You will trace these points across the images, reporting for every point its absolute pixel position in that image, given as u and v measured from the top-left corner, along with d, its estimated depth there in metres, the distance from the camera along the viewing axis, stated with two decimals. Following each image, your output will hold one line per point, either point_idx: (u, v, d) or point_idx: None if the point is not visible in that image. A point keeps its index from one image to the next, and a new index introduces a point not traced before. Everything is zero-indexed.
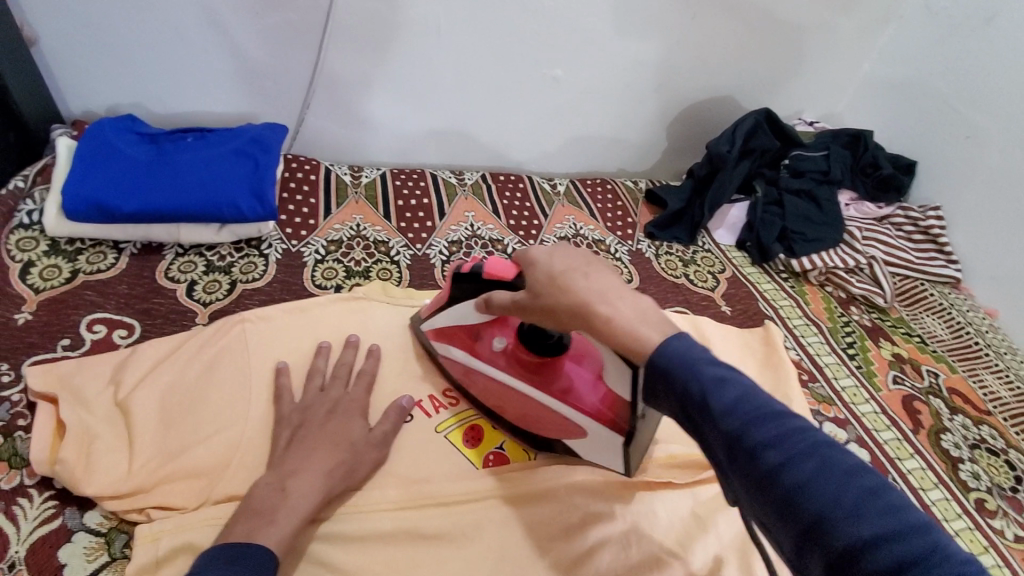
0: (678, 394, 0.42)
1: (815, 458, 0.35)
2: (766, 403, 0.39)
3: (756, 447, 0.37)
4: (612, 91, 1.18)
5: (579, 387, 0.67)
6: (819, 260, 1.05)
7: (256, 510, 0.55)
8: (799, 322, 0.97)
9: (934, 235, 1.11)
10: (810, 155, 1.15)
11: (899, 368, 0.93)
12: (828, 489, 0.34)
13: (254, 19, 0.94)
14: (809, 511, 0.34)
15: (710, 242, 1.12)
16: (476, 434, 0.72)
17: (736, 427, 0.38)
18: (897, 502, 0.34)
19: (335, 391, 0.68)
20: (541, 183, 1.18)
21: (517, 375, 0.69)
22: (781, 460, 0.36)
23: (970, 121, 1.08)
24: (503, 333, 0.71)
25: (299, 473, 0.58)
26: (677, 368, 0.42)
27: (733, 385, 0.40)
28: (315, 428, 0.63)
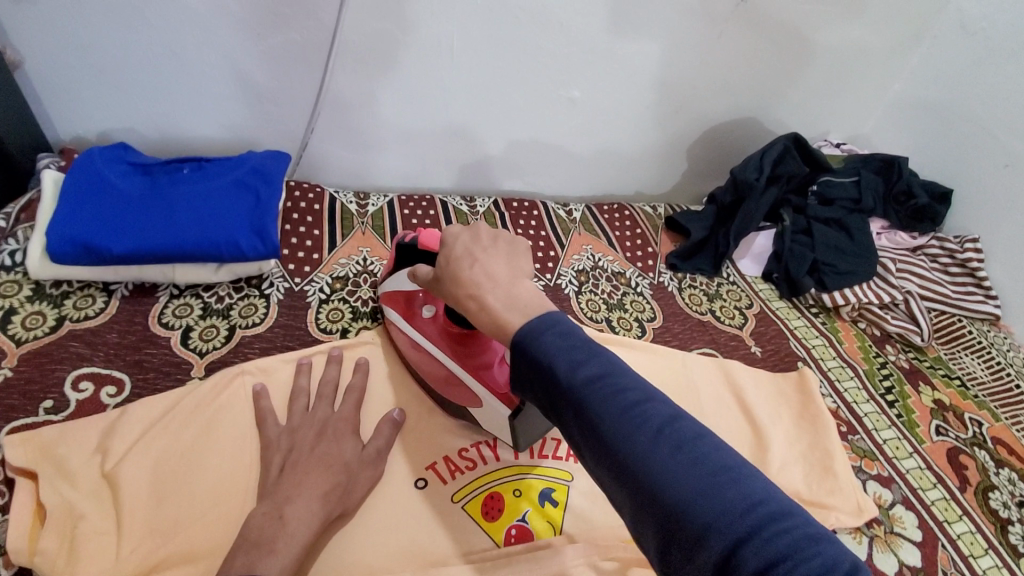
0: (533, 367, 0.44)
1: (644, 424, 0.38)
2: (602, 367, 0.42)
3: (596, 414, 0.39)
4: (631, 112, 1.12)
5: (493, 363, 0.67)
6: (851, 295, 0.99)
7: (254, 542, 0.50)
8: (834, 364, 0.92)
9: (972, 268, 1.04)
10: (839, 181, 1.10)
11: (941, 417, 0.87)
12: (651, 448, 0.37)
13: (254, 40, 0.88)
14: (636, 473, 0.37)
15: (734, 274, 1.07)
16: (497, 503, 0.66)
17: (578, 395, 0.41)
18: (709, 452, 0.37)
19: (324, 410, 0.65)
20: (556, 209, 1.12)
21: (437, 343, 0.70)
22: (614, 428, 0.38)
23: (1008, 147, 1.02)
24: (434, 302, 0.73)
25: (296, 499, 0.54)
26: (533, 344, 0.44)
27: (578, 355, 0.42)
28: (306, 450, 0.59)
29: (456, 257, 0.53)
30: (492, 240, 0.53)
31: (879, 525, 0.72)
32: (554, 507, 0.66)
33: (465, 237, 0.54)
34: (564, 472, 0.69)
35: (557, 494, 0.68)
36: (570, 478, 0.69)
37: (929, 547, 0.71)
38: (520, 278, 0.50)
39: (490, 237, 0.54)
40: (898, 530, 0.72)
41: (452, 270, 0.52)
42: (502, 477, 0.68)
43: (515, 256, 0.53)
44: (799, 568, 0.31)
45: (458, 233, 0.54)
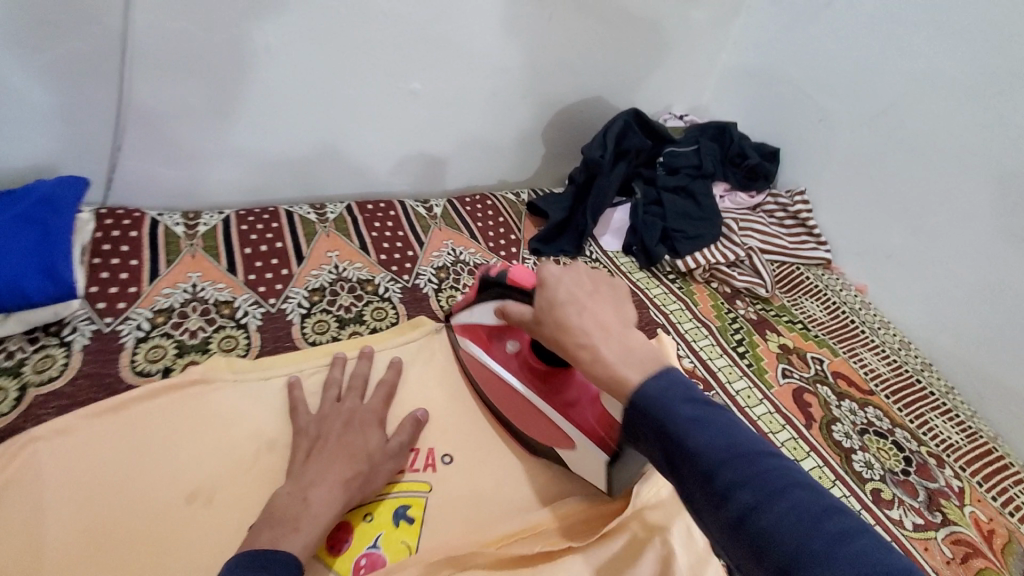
0: (654, 430, 0.44)
1: (789, 503, 0.37)
2: (735, 438, 0.41)
3: (728, 486, 0.39)
4: (476, 100, 1.10)
5: (582, 403, 0.65)
6: (700, 258, 1.04)
7: (278, 519, 0.54)
8: (690, 326, 0.97)
9: (803, 218, 1.12)
10: (681, 150, 1.15)
11: (787, 360, 0.93)
12: (799, 531, 0.36)
13: (33, 55, 0.77)
14: (781, 559, 0.36)
15: (598, 251, 1.09)
16: (345, 534, 0.61)
17: (709, 463, 0.40)
18: (880, 550, 0.34)
19: (353, 401, 0.69)
20: (415, 206, 1.07)
21: (524, 380, 0.69)
22: (751, 502, 0.38)
23: (820, 103, 1.10)
24: (517, 336, 0.71)
25: (319, 485, 0.58)
26: (648, 403, 0.44)
27: (703, 417, 0.42)
28: (334, 438, 0.63)
29: (563, 303, 0.54)
30: (597, 288, 0.55)
31: None
32: (411, 525, 0.63)
33: (569, 281, 0.55)
34: (423, 485, 0.67)
35: (414, 511, 0.65)
36: (430, 489, 0.67)
37: None
38: (630, 329, 0.51)
39: (596, 287, 0.55)
40: None
41: (556, 317, 0.53)
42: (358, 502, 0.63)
43: (622, 304, 0.54)
44: None
45: (560, 276, 0.55)
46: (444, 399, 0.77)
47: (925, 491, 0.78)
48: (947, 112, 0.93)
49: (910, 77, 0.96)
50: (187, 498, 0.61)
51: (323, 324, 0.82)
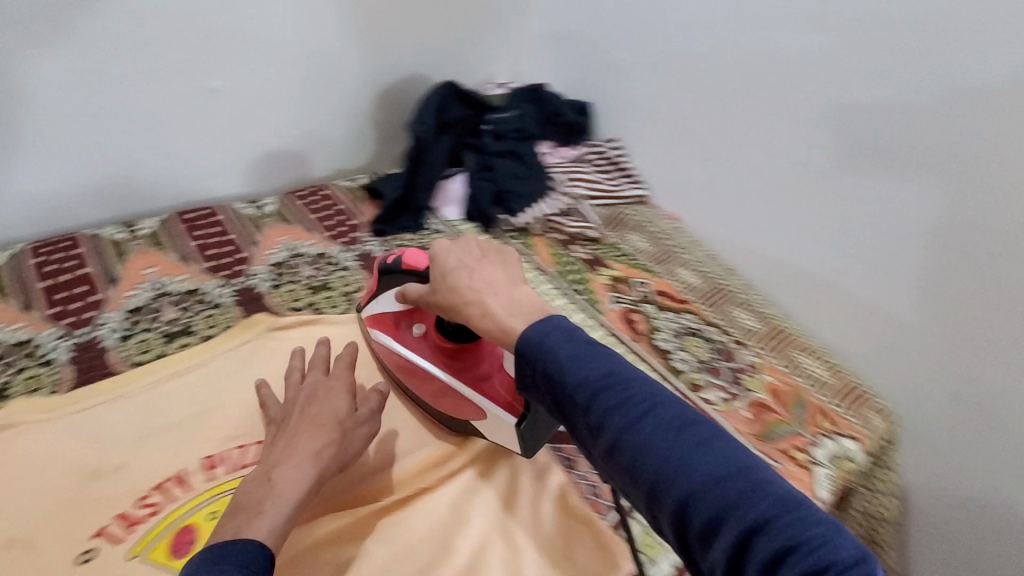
0: (541, 374, 0.46)
1: (652, 420, 0.41)
2: (610, 369, 0.44)
3: (604, 415, 0.42)
4: (287, 91, 1.08)
5: (493, 374, 0.66)
6: (534, 213, 1.11)
7: (242, 507, 0.52)
8: (530, 275, 1.02)
9: (620, 163, 1.21)
10: (503, 116, 1.19)
11: (615, 288, 1.02)
12: (665, 444, 0.40)
13: None
14: (648, 468, 0.40)
15: (440, 223, 1.11)
16: (191, 535, 0.60)
17: (588, 397, 0.43)
18: (729, 447, 0.40)
19: (315, 377, 0.67)
20: (244, 209, 1.05)
21: (434, 361, 0.69)
22: (624, 424, 0.41)
23: (617, 56, 1.19)
24: (423, 320, 0.71)
25: (285, 462, 0.56)
26: (540, 350, 0.46)
27: (583, 355, 0.45)
28: (298, 415, 0.61)
29: (454, 271, 0.56)
30: (484, 254, 0.58)
31: None
32: None
33: (459, 251, 0.58)
34: None
35: None
36: None
37: None
38: (519, 284, 0.55)
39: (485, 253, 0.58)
40: None
41: (449, 283, 0.56)
42: (204, 499, 0.63)
43: (510, 265, 0.57)
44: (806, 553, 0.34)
45: (449, 247, 0.58)
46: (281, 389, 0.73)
47: (728, 371, 0.90)
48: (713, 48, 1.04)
49: (680, 23, 1.08)
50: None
51: (146, 343, 0.80)
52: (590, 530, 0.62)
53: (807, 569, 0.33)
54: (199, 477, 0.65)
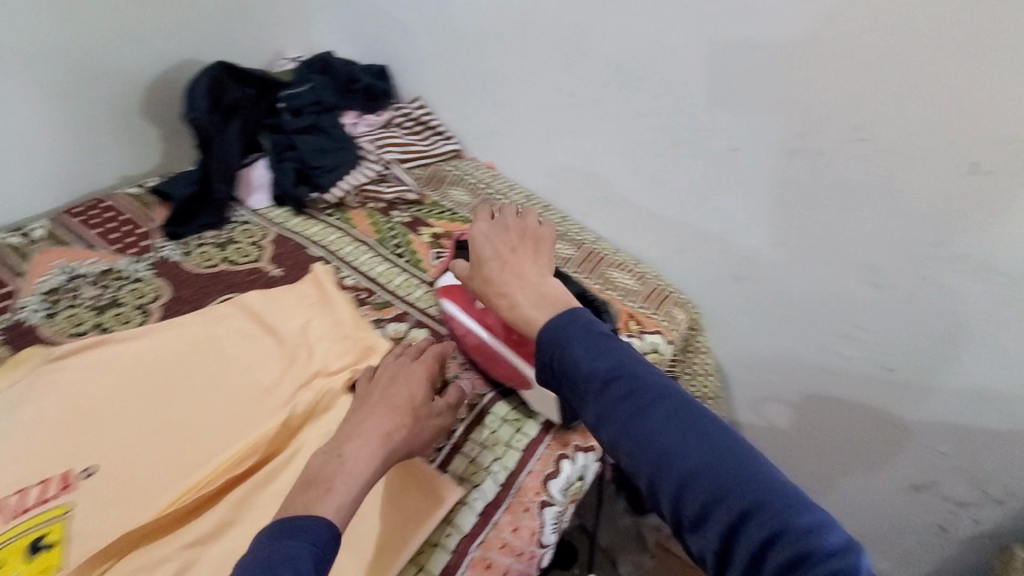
0: (559, 365, 0.52)
1: (659, 408, 0.48)
2: (620, 364, 0.50)
3: (613, 401, 0.49)
4: (27, 99, 0.94)
5: None
6: (346, 184, 1.08)
7: (314, 481, 0.55)
8: (350, 248, 0.99)
9: (428, 121, 1.21)
10: (296, 91, 1.13)
11: (438, 245, 1.01)
12: (664, 429, 0.47)
13: None
14: (653, 449, 0.46)
15: (247, 213, 1.05)
16: None
17: (602, 382, 0.50)
18: (729, 439, 0.46)
19: (402, 361, 0.67)
20: (5, 238, 0.92)
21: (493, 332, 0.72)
22: (633, 411, 0.48)
23: (398, 16, 1.18)
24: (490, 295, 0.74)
25: (355, 440, 0.58)
26: (560, 342, 0.52)
27: (598, 349, 0.51)
28: (377, 393, 0.63)
29: (490, 260, 0.62)
30: (520, 246, 0.64)
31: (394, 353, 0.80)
32: (52, 550, 0.57)
33: (496, 242, 0.64)
34: (60, 508, 0.60)
35: (53, 536, 0.58)
36: (70, 508, 0.60)
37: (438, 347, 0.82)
38: (539, 273, 0.61)
39: (521, 244, 0.64)
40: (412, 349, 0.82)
41: (483, 274, 0.62)
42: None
43: (538, 257, 0.63)
44: (791, 540, 0.41)
45: (487, 237, 0.64)
46: (69, 417, 0.67)
47: None
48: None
49: None
50: None
51: None
52: (411, 475, 0.63)
53: (791, 556, 0.40)
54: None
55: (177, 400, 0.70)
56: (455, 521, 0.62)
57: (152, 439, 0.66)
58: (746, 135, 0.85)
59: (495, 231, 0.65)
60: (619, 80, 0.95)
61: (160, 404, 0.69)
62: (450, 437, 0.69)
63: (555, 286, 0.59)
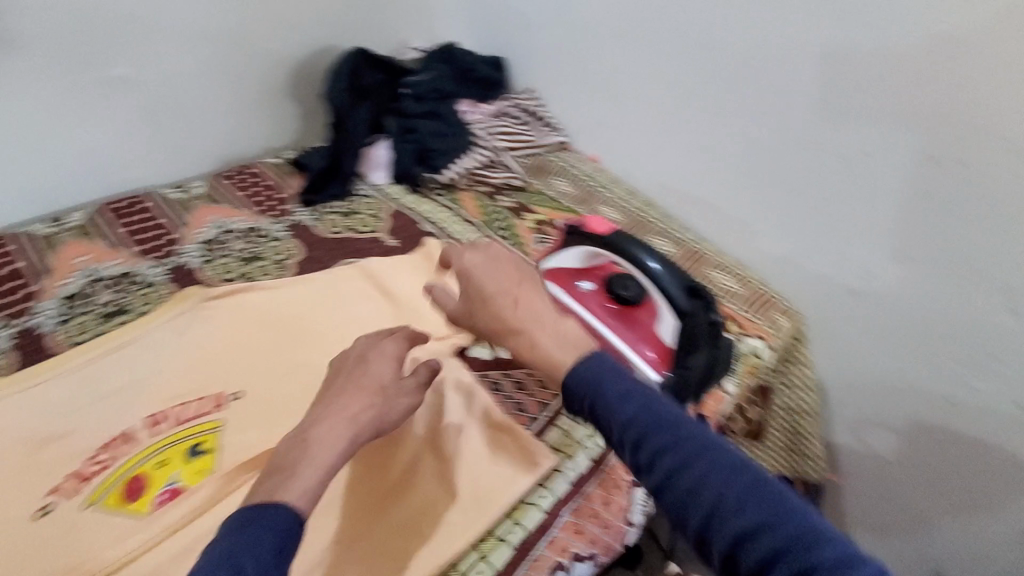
0: (591, 412, 0.50)
1: (703, 460, 0.44)
2: (655, 411, 0.47)
3: (654, 452, 0.46)
4: (198, 73, 1.07)
5: (647, 338, 0.72)
6: (458, 167, 1.13)
7: (277, 468, 0.50)
8: (459, 227, 1.05)
9: (539, 113, 1.25)
10: (420, 78, 1.20)
11: (541, 231, 1.05)
12: (710, 484, 0.43)
13: None
14: (700, 505, 0.43)
15: (368, 188, 1.14)
16: (141, 482, 0.62)
17: (638, 433, 0.47)
18: (778, 491, 0.43)
19: (374, 343, 0.62)
20: (171, 193, 1.05)
21: (597, 315, 0.75)
22: (675, 464, 0.45)
23: (520, 9, 1.23)
24: (595, 281, 0.77)
25: (321, 423, 0.54)
26: (593, 385, 0.50)
27: (630, 396, 0.48)
28: (345, 373, 0.58)
29: (501, 296, 0.59)
30: (528, 278, 0.60)
31: None
32: (205, 456, 0.65)
33: (505, 275, 0.60)
34: (212, 422, 0.68)
35: (206, 445, 0.66)
36: (220, 424, 0.68)
37: None
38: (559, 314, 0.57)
39: (522, 276, 0.61)
40: None
41: (492, 309, 0.59)
42: (146, 456, 0.64)
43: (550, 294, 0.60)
44: None
45: (494, 270, 0.60)
46: (219, 348, 0.76)
47: None
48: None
49: None
50: None
51: (85, 324, 0.80)
52: (512, 438, 0.67)
53: None
54: (145, 433, 0.67)
55: (308, 344, 0.78)
56: (552, 484, 0.66)
57: (287, 376, 0.74)
58: (879, 139, 0.82)
59: (503, 259, 0.61)
60: (743, 77, 0.94)
61: (293, 347, 0.77)
62: (546, 409, 0.73)
63: (578, 328, 0.56)
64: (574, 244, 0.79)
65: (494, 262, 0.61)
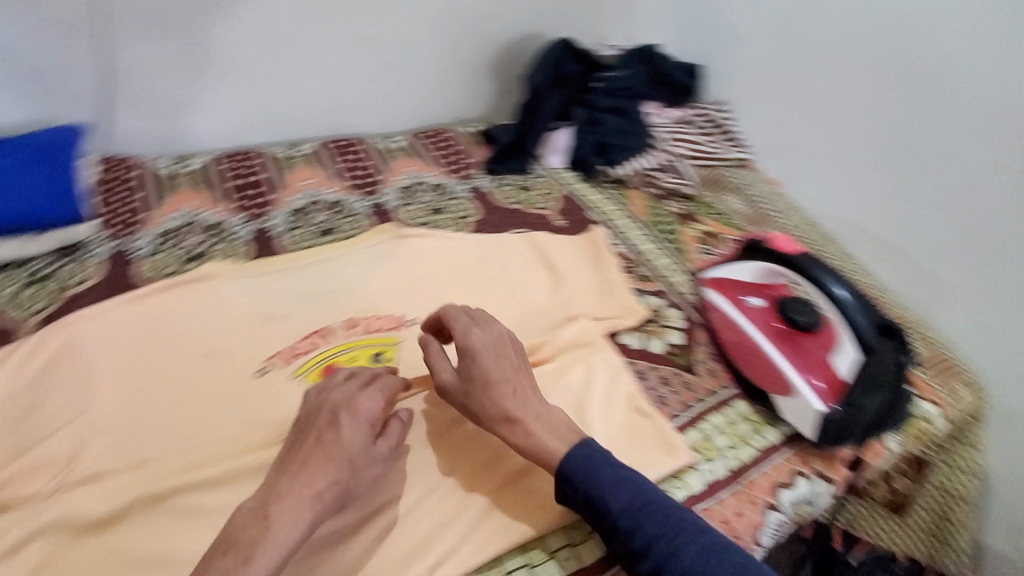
0: (586, 499, 0.58)
1: (690, 545, 0.54)
2: (646, 500, 0.57)
3: (650, 538, 0.55)
4: (428, 41, 1.20)
5: (816, 366, 0.70)
6: (632, 166, 1.16)
7: (236, 542, 0.49)
8: (623, 221, 1.07)
9: (725, 127, 1.24)
10: (615, 75, 1.25)
11: (706, 242, 1.05)
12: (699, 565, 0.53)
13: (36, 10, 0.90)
14: None
15: (544, 169, 1.20)
16: (334, 370, 0.72)
17: (630, 523, 0.56)
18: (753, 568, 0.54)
19: (345, 395, 0.58)
20: (380, 142, 1.19)
21: (764, 332, 0.74)
22: (667, 551, 0.54)
23: (732, 22, 1.23)
24: (767, 298, 0.76)
25: (283, 498, 0.51)
26: (587, 473, 0.58)
27: (622, 486, 0.57)
28: (310, 441, 0.55)
29: (499, 385, 0.63)
30: (519, 368, 0.65)
31: (649, 321, 0.85)
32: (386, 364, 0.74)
33: (500, 363, 0.64)
34: (393, 338, 0.77)
35: (388, 355, 0.75)
36: (400, 341, 0.77)
37: (690, 330, 0.85)
38: (546, 403, 0.64)
39: (519, 364, 0.65)
40: (666, 323, 0.85)
41: (491, 394, 0.63)
42: (341, 350, 0.74)
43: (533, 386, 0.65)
44: None
45: (490, 358, 0.64)
46: (404, 281, 0.84)
47: None
48: (841, 23, 1.06)
49: None
50: (205, 355, 0.71)
51: (304, 235, 0.95)
52: (653, 427, 0.69)
53: None
54: (342, 331, 0.77)
55: (479, 294, 0.84)
56: (684, 479, 0.66)
57: None
58: None
59: (500, 344, 0.66)
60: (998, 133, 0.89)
61: (466, 294, 0.84)
62: (688, 409, 0.74)
63: (562, 416, 0.64)
64: (753, 259, 0.79)
65: (500, 346, 0.65)
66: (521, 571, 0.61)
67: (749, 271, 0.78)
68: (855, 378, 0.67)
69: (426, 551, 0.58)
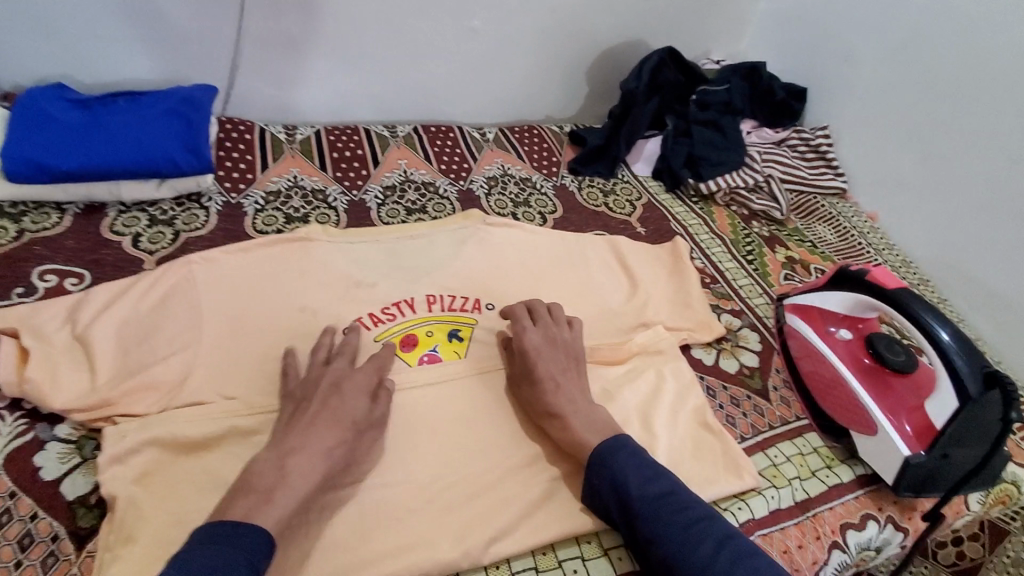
0: (610, 485, 0.59)
1: (708, 536, 0.54)
2: (667, 490, 0.58)
3: (666, 525, 0.55)
4: (530, 37, 1.21)
5: (905, 407, 0.67)
6: (723, 182, 1.13)
7: (253, 488, 0.53)
8: (706, 237, 1.06)
9: (824, 152, 1.21)
10: (716, 89, 1.22)
11: (790, 268, 1.01)
12: (715, 557, 0.53)
13: None
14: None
15: (629, 175, 1.20)
16: (413, 340, 0.75)
17: (651, 510, 0.56)
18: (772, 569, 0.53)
19: (341, 366, 0.65)
20: (471, 131, 1.22)
21: (849, 365, 0.73)
22: (683, 538, 0.54)
23: (846, 43, 1.18)
24: (856, 333, 0.75)
25: (298, 452, 0.56)
26: (610, 465, 0.60)
27: (647, 474, 0.59)
28: (316, 403, 0.61)
29: (545, 382, 0.67)
30: (567, 366, 0.69)
31: (725, 340, 0.84)
32: (461, 341, 0.77)
33: (549, 360, 0.68)
34: (470, 318, 0.80)
35: (464, 333, 0.78)
36: (476, 322, 0.79)
37: (766, 353, 0.83)
38: (589, 399, 0.67)
39: (569, 365, 0.69)
40: (742, 344, 0.84)
41: (538, 390, 0.66)
42: (421, 322, 0.78)
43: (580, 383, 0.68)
44: None
45: (539, 354, 0.68)
46: (485, 266, 0.87)
47: None
48: (978, 55, 0.98)
49: (952, 17, 1.01)
50: (297, 310, 0.76)
51: (394, 211, 0.99)
52: (719, 444, 0.69)
53: None
54: (421, 306, 0.80)
55: (555, 288, 0.86)
56: (748, 501, 0.66)
57: None
58: None
59: (552, 343, 0.70)
60: None
61: (542, 286, 0.86)
62: (755, 434, 0.73)
63: (603, 413, 0.66)
64: (841, 289, 0.75)
65: (553, 345, 0.70)
66: (573, 562, 0.61)
67: (839, 302, 0.75)
68: (946, 426, 0.63)
69: (486, 524, 0.60)
